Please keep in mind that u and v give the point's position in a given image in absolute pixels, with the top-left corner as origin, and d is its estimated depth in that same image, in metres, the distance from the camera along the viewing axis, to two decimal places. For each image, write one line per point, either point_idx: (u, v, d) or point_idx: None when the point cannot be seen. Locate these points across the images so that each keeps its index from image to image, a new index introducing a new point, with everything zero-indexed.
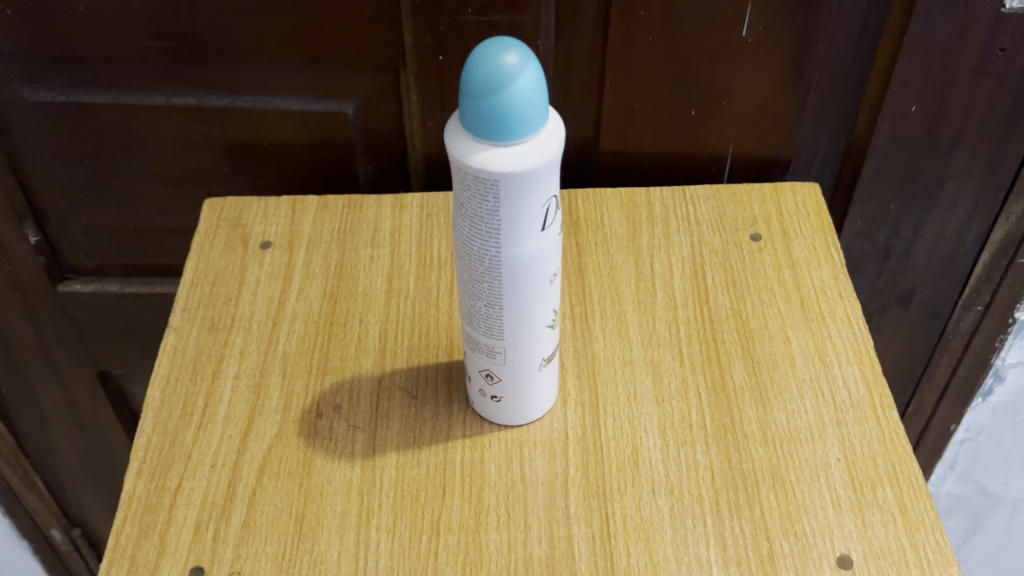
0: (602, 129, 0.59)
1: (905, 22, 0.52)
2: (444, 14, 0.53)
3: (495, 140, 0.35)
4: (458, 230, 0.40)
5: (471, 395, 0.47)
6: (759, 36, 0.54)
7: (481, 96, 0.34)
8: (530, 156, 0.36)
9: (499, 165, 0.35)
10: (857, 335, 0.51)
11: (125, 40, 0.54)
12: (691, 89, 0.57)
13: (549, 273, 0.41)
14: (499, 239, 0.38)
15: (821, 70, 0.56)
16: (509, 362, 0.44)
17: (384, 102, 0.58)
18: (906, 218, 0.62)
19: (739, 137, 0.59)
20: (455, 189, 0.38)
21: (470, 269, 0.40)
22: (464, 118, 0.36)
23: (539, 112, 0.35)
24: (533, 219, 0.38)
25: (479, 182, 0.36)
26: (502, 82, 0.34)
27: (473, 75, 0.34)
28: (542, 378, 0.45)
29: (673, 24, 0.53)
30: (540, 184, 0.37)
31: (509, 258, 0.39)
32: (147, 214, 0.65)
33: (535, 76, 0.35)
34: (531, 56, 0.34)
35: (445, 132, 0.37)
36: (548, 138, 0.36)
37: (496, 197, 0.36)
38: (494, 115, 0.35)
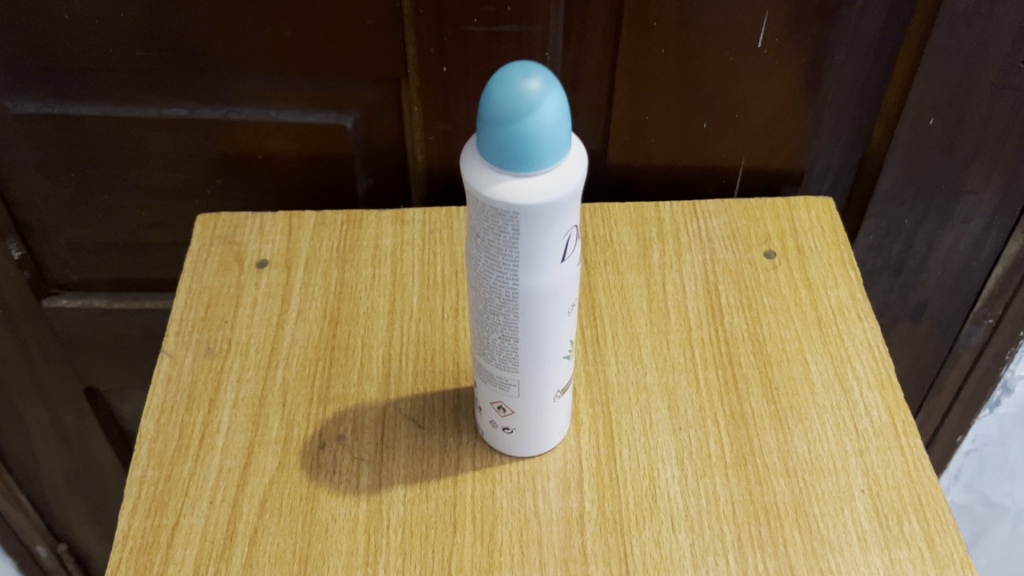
0: (610, 141, 0.58)
1: (925, 35, 0.50)
2: (448, 26, 0.50)
3: (515, 169, 0.33)
4: (472, 261, 0.38)
5: (481, 425, 0.46)
6: (774, 48, 0.52)
7: (502, 124, 0.32)
8: (552, 187, 0.34)
9: (519, 196, 0.33)
10: (878, 359, 0.49)
11: (113, 51, 0.52)
12: (703, 102, 0.55)
13: (568, 304, 0.39)
14: (516, 271, 0.36)
15: (837, 83, 0.54)
16: (523, 394, 0.42)
17: (385, 114, 0.56)
18: (920, 232, 0.61)
19: (751, 149, 0.58)
20: (471, 218, 0.36)
21: (485, 300, 0.38)
22: (481, 146, 0.34)
23: (562, 143, 0.34)
24: (552, 250, 0.36)
25: (498, 214, 0.34)
26: (525, 110, 0.32)
27: (493, 103, 0.32)
28: (556, 409, 0.44)
29: (687, 35, 0.51)
30: (561, 215, 0.35)
31: (527, 290, 0.37)
32: (135, 228, 0.62)
33: (558, 103, 0.33)
34: (554, 82, 0.32)
35: (461, 160, 0.35)
36: (571, 168, 0.34)
37: (515, 229, 0.34)
38: (516, 144, 0.32)
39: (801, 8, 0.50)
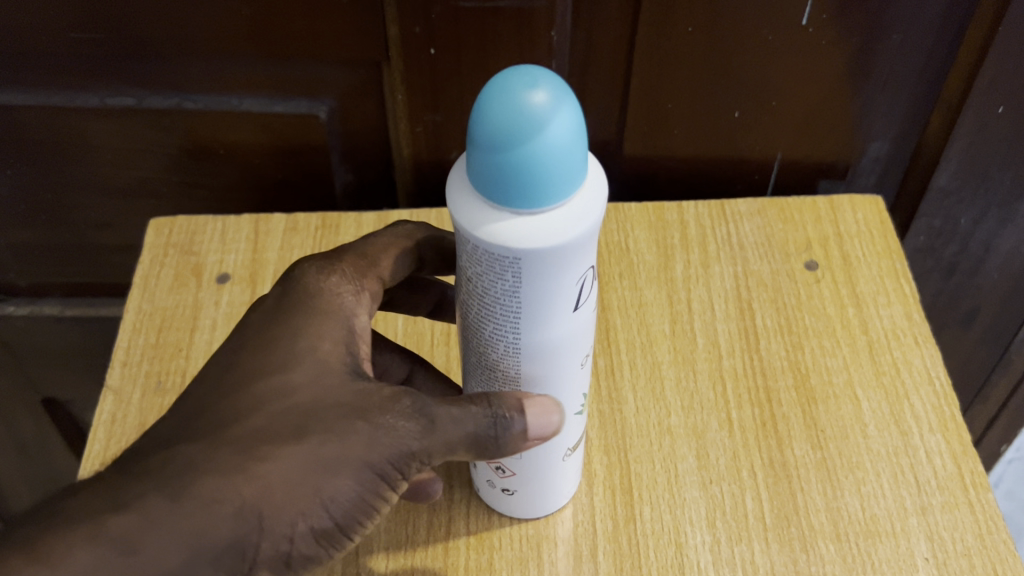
0: (626, 132, 0.50)
1: (1002, 9, 0.42)
2: (437, 1, 0.42)
3: (518, 204, 0.27)
4: (467, 303, 0.31)
5: (476, 480, 0.39)
6: (821, 25, 0.44)
7: (498, 150, 0.25)
8: (565, 223, 0.27)
9: (520, 238, 0.27)
10: (939, 395, 0.42)
11: (45, 31, 0.44)
12: (735, 88, 0.47)
13: (582, 355, 0.33)
14: (517, 324, 0.30)
15: (893, 65, 0.46)
16: (525, 455, 0.35)
17: (365, 102, 0.48)
18: (977, 233, 0.53)
19: (789, 139, 0.50)
20: (462, 259, 0.30)
21: (481, 352, 0.32)
22: (473, 176, 0.27)
23: (578, 167, 0.27)
24: (564, 300, 0.29)
25: (494, 258, 0.28)
26: (531, 130, 0.25)
27: (486, 122, 0.25)
28: (564, 468, 0.37)
29: (719, 10, 0.43)
30: (575, 258, 0.28)
31: (531, 346, 0.31)
32: (85, 231, 0.55)
33: (571, 121, 0.26)
34: (566, 94, 0.25)
35: (450, 192, 0.28)
36: (589, 199, 0.28)
37: (517, 276, 0.28)
38: (518, 174, 0.26)
39: None
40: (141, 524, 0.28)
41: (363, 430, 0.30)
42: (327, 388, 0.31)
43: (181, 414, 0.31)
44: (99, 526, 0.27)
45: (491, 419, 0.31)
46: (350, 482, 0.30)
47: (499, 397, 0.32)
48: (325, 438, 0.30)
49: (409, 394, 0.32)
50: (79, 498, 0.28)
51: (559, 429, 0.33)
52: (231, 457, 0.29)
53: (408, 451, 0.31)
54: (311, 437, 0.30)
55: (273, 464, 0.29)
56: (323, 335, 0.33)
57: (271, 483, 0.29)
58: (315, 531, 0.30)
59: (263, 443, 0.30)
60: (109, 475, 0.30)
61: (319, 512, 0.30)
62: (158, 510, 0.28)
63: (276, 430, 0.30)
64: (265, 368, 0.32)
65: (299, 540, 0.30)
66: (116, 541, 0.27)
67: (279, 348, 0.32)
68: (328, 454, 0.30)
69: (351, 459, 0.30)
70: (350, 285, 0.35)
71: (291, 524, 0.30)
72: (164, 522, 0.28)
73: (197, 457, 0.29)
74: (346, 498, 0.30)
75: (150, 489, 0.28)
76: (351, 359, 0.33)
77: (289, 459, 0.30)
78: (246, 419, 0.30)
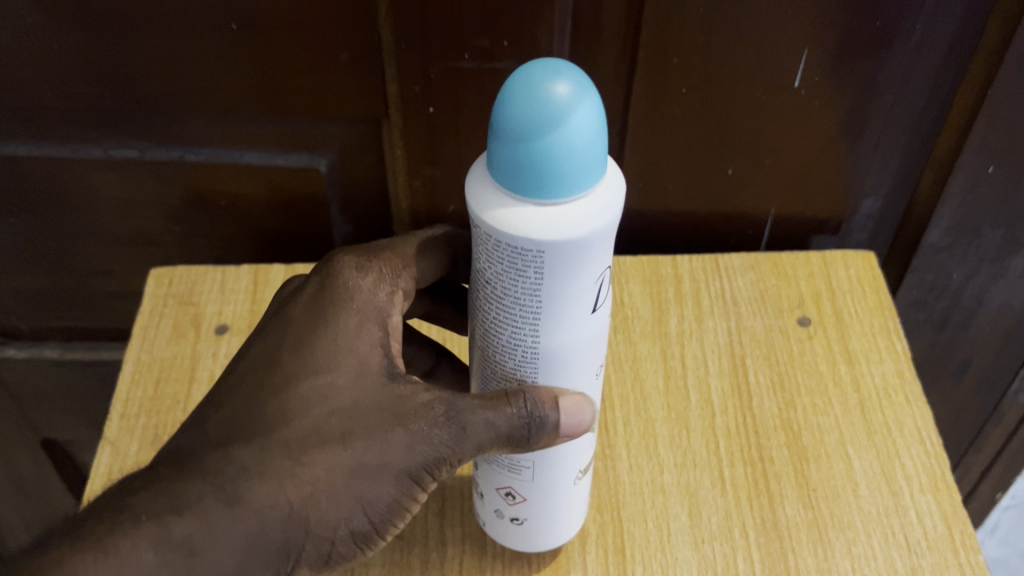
0: (622, 187, 0.51)
1: (990, 74, 0.43)
2: (436, 61, 0.43)
3: (541, 197, 0.28)
4: (480, 310, 0.33)
5: (483, 513, 0.39)
6: (813, 87, 0.45)
7: (523, 139, 0.27)
8: (586, 218, 0.28)
9: (543, 231, 0.28)
10: (930, 454, 0.42)
11: (50, 86, 0.45)
12: (729, 146, 0.48)
13: (596, 367, 0.34)
14: (536, 326, 0.31)
15: (885, 125, 0.47)
16: (538, 477, 0.36)
17: (365, 156, 0.49)
18: (968, 288, 0.54)
19: (782, 195, 0.51)
20: (482, 262, 0.31)
21: (499, 357, 0.33)
22: (496, 170, 0.28)
23: (598, 161, 0.28)
24: (584, 301, 0.31)
25: (517, 255, 0.29)
26: (556, 119, 0.26)
27: (512, 112, 0.27)
28: (576, 492, 0.38)
29: (713, 72, 0.44)
30: (596, 256, 0.29)
31: (549, 349, 0.32)
32: (86, 277, 0.56)
33: (593, 112, 0.27)
34: (588, 86, 0.27)
35: (471, 189, 0.29)
36: (608, 197, 0.29)
37: (538, 273, 0.29)
38: (542, 163, 0.27)
39: (847, 43, 0.43)
40: (205, 532, 0.30)
41: (401, 438, 0.32)
42: (366, 393, 0.33)
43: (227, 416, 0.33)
44: (163, 529, 0.30)
45: (527, 422, 0.32)
46: (388, 487, 0.32)
47: (534, 397, 0.32)
48: (365, 447, 0.32)
49: (444, 398, 0.33)
50: (143, 496, 0.31)
51: (590, 424, 0.34)
52: (280, 462, 0.31)
53: (442, 458, 0.33)
54: (355, 445, 0.32)
55: (317, 471, 0.32)
56: (360, 337, 0.34)
57: (316, 490, 0.31)
58: (354, 532, 0.33)
59: (310, 447, 0.32)
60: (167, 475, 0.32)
61: (360, 516, 0.32)
62: (217, 515, 0.30)
63: (320, 436, 0.32)
64: (302, 371, 0.33)
65: (342, 543, 0.33)
66: (180, 546, 0.30)
67: (316, 348, 0.34)
68: (368, 462, 0.32)
69: (392, 466, 0.32)
70: (385, 283, 0.36)
71: (334, 528, 0.32)
72: (223, 530, 0.30)
73: (246, 464, 0.31)
74: (385, 503, 0.33)
75: (208, 491, 0.31)
76: (387, 361, 0.34)
77: (334, 463, 0.32)
78: (288, 425, 0.32)
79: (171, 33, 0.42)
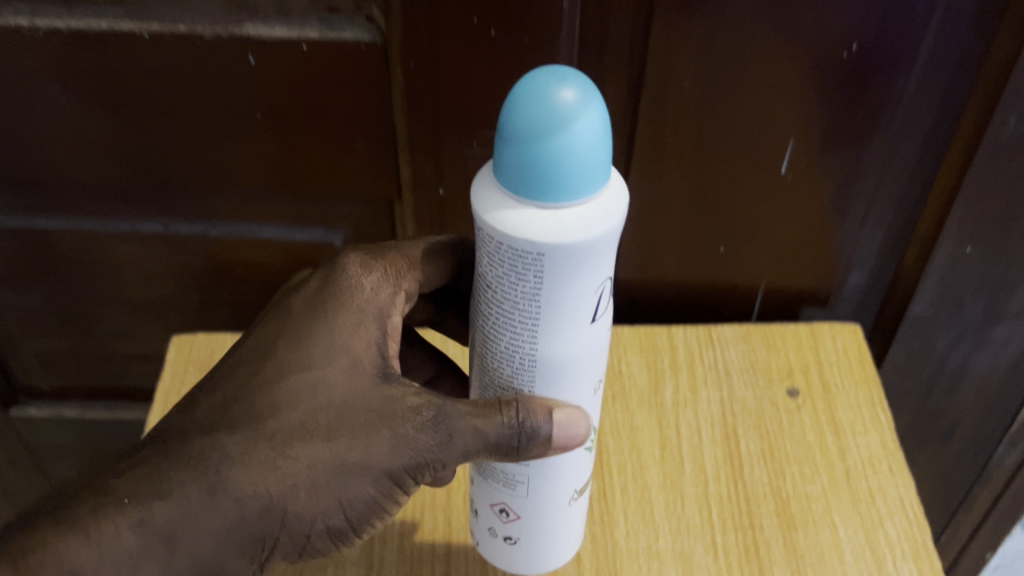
0: (621, 262, 0.54)
1: (965, 161, 0.46)
2: (446, 147, 0.46)
3: (543, 200, 0.29)
4: (482, 316, 0.34)
5: (478, 533, 0.41)
6: (800, 173, 0.48)
7: (529, 141, 0.28)
8: (587, 224, 0.29)
9: (544, 234, 0.29)
10: (912, 524, 0.44)
11: (83, 167, 0.48)
12: (721, 227, 0.51)
13: (595, 381, 0.36)
14: (536, 332, 0.32)
15: (869, 206, 0.50)
16: (531, 496, 0.38)
17: (377, 231, 0.52)
18: (951, 357, 0.56)
19: (772, 271, 0.54)
20: (485, 266, 0.32)
21: (500, 363, 0.34)
22: (502, 172, 0.29)
23: (601, 168, 0.29)
24: (584, 310, 0.32)
25: (518, 258, 0.30)
26: (560, 123, 0.28)
27: (519, 115, 0.28)
28: (568, 514, 0.40)
29: (706, 159, 0.47)
30: (596, 262, 0.31)
31: (549, 355, 0.33)
32: (108, 340, 0.58)
33: (597, 119, 0.28)
34: (594, 93, 0.28)
35: (477, 191, 0.31)
36: (610, 205, 0.30)
37: (538, 276, 0.30)
38: (546, 164, 0.28)
39: (831, 133, 0.46)
40: (183, 516, 0.33)
41: (386, 439, 0.34)
42: (355, 392, 0.35)
43: (217, 402, 0.35)
44: (144, 512, 0.33)
45: (516, 433, 0.34)
46: (368, 487, 0.35)
47: (528, 406, 0.34)
48: (350, 445, 0.34)
49: (435, 403, 0.35)
50: (127, 479, 0.34)
51: (585, 438, 0.36)
52: (263, 453, 0.34)
53: (424, 460, 0.35)
54: (338, 442, 0.34)
55: (299, 464, 0.34)
56: (356, 335, 0.36)
57: (297, 483, 0.34)
58: (330, 528, 0.35)
59: (295, 441, 0.34)
60: (150, 457, 0.35)
61: (336, 511, 0.35)
62: (198, 501, 0.33)
63: (307, 430, 0.34)
64: (295, 364, 0.36)
65: (317, 536, 0.35)
66: (159, 531, 0.33)
67: (313, 344, 0.36)
68: (351, 461, 0.34)
69: (372, 466, 0.34)
70: (388, 283, 0.38)
71: (311, 522, 0.35)
72: (203, 515, 0.33)
73: (230, 454, 0.34)
74: (361, 501, 0.35)
75: (189, 478, 0.34)
76: (381, 362, 0.36)
77: (316, 460, 0.34)
78: (275, 417, 0.35)
79: (199, 122, 0.46)
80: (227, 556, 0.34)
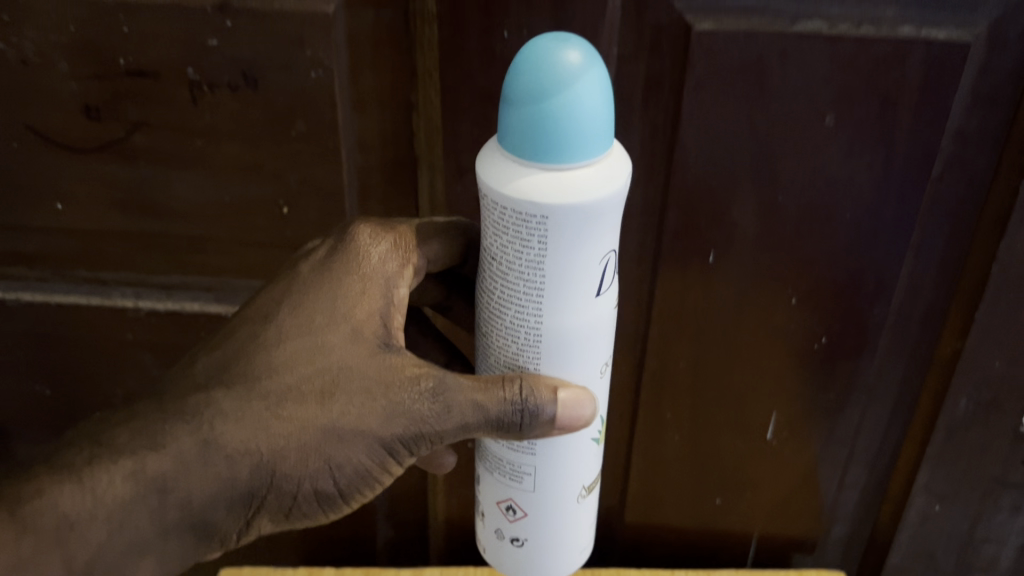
0: (628, 508, 0.60)
1: (927, 434, 0.54)
2: None
3: (546, 160, 0.34)
4: (490, 293, 0.38)
5: (486, 538, 0.45)
6: (783, 439, 0.55)
7: (534, 101, 0.33)
8: (585, 183, 0.34)
9: (547, 195, 0.34)
10: None
11: None
12: (716, 481, 0.58)
13: (601, 363, 0.40)
14: (540, 301, 0.36)
15: (845, 468, 0.57)
16: (538, 489, 0.42)
17: (408, 476, 0.61)
18: None
19: (763, 523, 0.60)
20: (494, 236, 0.36)
21: (509, 338, 0.38)
22: (510, 135, 0.34)
23: (601, 130, 0.34)
24: (587, 282, 0.36)
25: (523, 220, 0.35)
26: (563, 82, 0.32)
27: (526, 77, 0.33)
28: (574, 516, 0.43)
29: (699, 424, 0.55)
30: (597, 228, 0.35)
31: (553, 326, 0.37)
32: None
33: (597, 79, 0.33)
34: (594, 57, 0.33)
35: (489, 157, 0.35)
36: (609, 168, 0.35)
37: (542, 239, 0.35)
38: (550, 121, 0.33)
39: (807, 407, 0.54)
40: (174, 468, 0.37)
41: (382, 406, 0.38)
42: (356, 361, 0.39)
43: (217, 360, 0.40)
44: (138, 463, 0.37)
45: (519, 410, 0.38)
46: (359, 456, 0.38)
47: (532, 385, 0.38)
48: (343, 412, 0.38)
49: (434, 375, 0.39)
50: (125, 432, 0.38)
51: (588, 418, 0.39)
52: (258, 411, 0.38)
53: (419, 432, 0.38)
54: (333, 408, 0.38)
55: (292, 426, 0.38)
56: (360, 304, 0.40)
57: (287, 446, 0.38)
58: (319, 491, 0.39)
59: (289, 402, 0.38)
60: (146, 412, 0.39)
61: (325, 477, 0.38)
62: (190, 455, 0.38)
63: (301, 393, 0.38)
64: (298, 328, 0.39)
65: (302, 499, 0.39)
66: (153, 482, 0.37)
67: (318, 309, 0.40)
68: (344, 427, 0.38)
69: (366, 435, 0.38)
70: (397, 256, 0.42)
71: (298, 483, 0.38)
72: (194, 468, 0.38)
73: (221, 411, 0.38)
74: (351, 469, 0.38)
75: (184, 432, 0.38)
76: (385, 332, 0.40)
77: (310, 424, 0.38)
78: (271, 379, 0.38)
79: None
80: (219, 513, 0.39)
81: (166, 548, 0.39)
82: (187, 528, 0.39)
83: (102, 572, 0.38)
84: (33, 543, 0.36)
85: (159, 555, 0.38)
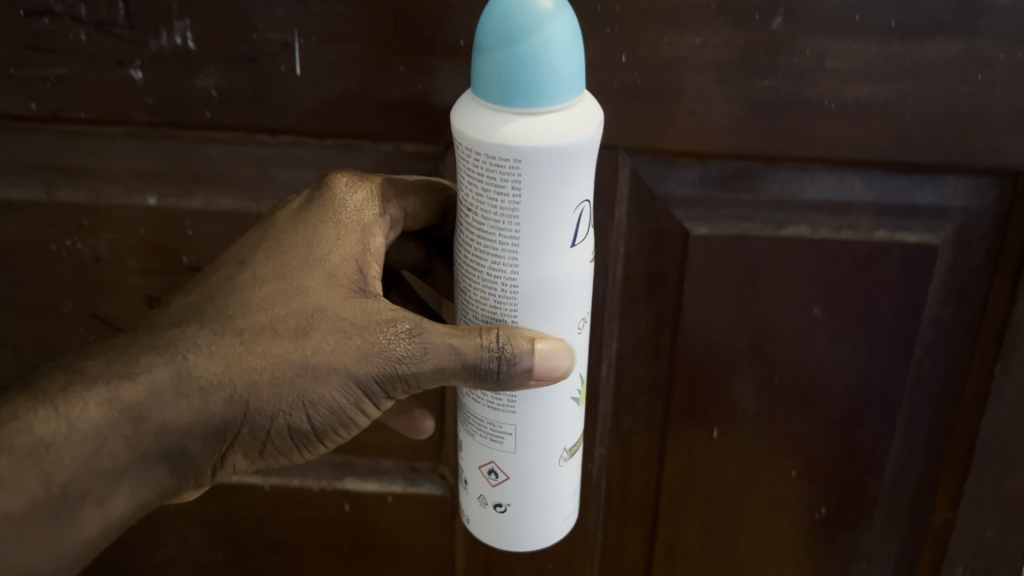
0: None
1: None
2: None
3: (519, 105, 0.35)
4: (467, 245, 0.39)
5: (471, 504, 0.46)
6: None
7: (505, 45, 0.34)
8: (558, 126, 0.35)
9: (522, 138, 0.35)
10: None
11: None
12: None
13: (578, 318, 0.40)
14: (516, 250, 0.38)
15: None
16: (520, 450, 0.43)
17: None
18: None
19: None
20: (469, 182, 0.38)
21: (487, 292, 0.39)
22: (485, 80, 0.35)
23: (572, 76, 0.35)
24: (562, 229, 0.37)
25: (498, 163, 0.36)
26: (534, 26, 0.34)
27: (499, 24, 0.34)
28: (554, 478, 0.44)
29: None
30: (571, 170, 0.36)
31: (530, 277, 0.38)
32: None
33: (567, 25, 0.35)
34: (564, 5, 0.34)
35: (467, 104, 0.37)
36: (580, 114, 0.36)
37: (517, 182, 0.36)
38: (523, 65, 0.34)
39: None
40: (147, 396, 0.38)
41: (357, 345, 0.39)
42: (333, 303, 0.39)
43: (190, 300, 0.40)
44: (113, 391, 0.38)
45: (497, 357, 0.38)
46: (335, 393, 0.39)
47: (510, 336, 0.38)
48: (317, 349, 0.38)
49: (411, 319, 0.39)
50: (98, 363, 0.39)
51: (564, 369, 0.40)
52: (236, 350, 0.39)
53: (395, 371, 0.39)
54: (308, 345, 0.38)
55: (266, 364, 0.38)
56: (336, 249, 0.40)
57: (261, 382, 0.39)
58: (295, 429, 0.40)
59: (264, 338, 0.39)
60: (125, 343, 0.40)
61: (301, 413, 0.39)
62: (163, 386, 0.38)
63: (276, 330, 0.39)
64: (272, 272, 0.39)
65: (275, 434, 0.40)
66: (127, 410, 0.38)
67: (292, 250, 0.40)
68: (318, 364, 0.38)
69: (342, 371, 0.39)
70: (374, 204, 0.42)
71: (272, 417, 0.39)
72: (167, 397, 0.38)
73: (196, 345, 0.39)
74: (326, 408, 0.39)
75: (157, 363, 0.38)
76: (361, 277, 0.40)
77: (285, 361, 0.38)
78: (247, 316, 0.39)
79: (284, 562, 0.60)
80: (193, 444, 0.39)
81: (139, 478, 0.40)
82: (163, 459, 0.40)
83: (78, 491, 0.39)
84: (10, 467, 0.38)
85: (135, 482, 0.40)
